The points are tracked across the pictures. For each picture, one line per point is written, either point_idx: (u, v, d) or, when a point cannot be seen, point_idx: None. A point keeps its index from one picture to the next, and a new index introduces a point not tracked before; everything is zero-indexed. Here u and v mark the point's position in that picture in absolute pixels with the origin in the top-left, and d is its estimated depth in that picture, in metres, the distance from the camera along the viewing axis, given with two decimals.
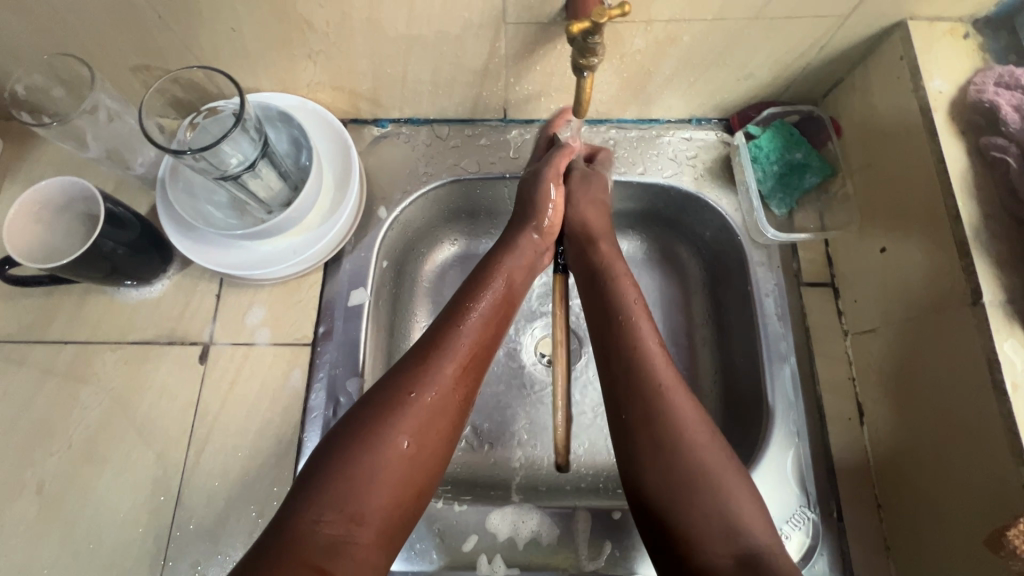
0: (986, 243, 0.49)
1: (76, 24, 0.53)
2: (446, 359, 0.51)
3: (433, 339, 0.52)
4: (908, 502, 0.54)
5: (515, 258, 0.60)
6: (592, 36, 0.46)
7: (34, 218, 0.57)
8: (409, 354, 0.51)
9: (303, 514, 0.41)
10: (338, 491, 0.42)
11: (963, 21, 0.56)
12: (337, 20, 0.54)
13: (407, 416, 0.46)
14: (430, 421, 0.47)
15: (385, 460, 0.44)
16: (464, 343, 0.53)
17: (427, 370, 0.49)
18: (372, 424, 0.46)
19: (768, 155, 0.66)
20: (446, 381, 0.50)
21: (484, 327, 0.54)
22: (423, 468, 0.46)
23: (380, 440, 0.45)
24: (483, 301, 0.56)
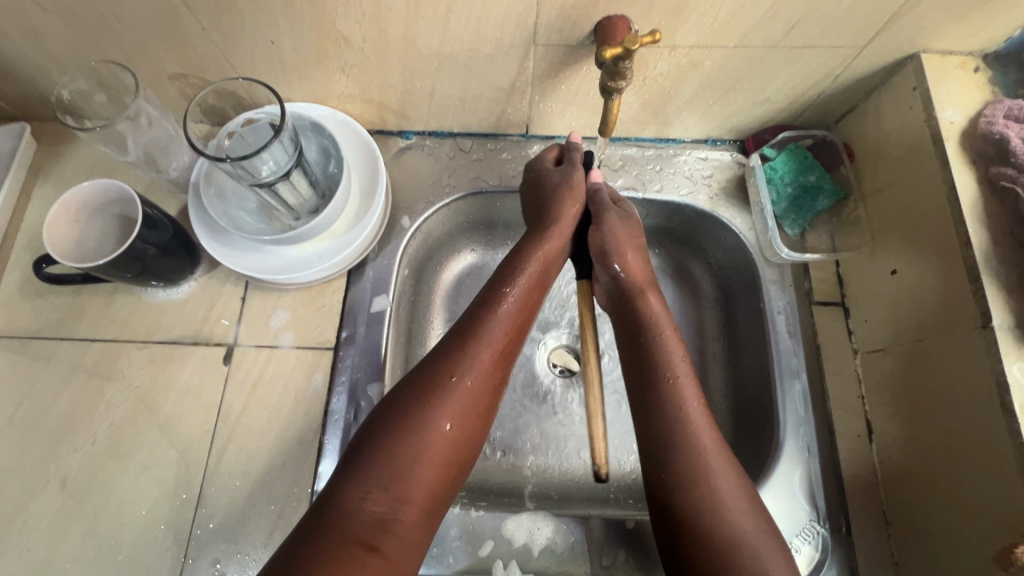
0: (996, 269, 0.50)
1: (123, 34, 0.55)
2: (484, 345, 0.52)
3: (471, 325, 0.54)
4: (917, 520, 0.55)
5: (546, 250, 0.60)
6: (622, 61, 0.49)
7: (74, 217, 0.59)
8: (445, 339, 0.53)
9: (351, 493, 0.43)
10: (387, 470, 0.44)
11: (974, 55, 0.58)
12: (373, 36, 0.56)
13: (448, 400, 0.48)
14: (469, 406, 0.49)
15: (429, 442, 0.46)
16: (499, 330, 0.54)
17: (466, 356, 0.51)
18: (415, 408, 0.47)
19: (783, 177, 0.69)
20: (484, 367, 0.51)
21: (519, 315, 0.56)
22: (461, 450, 0.48)
23: (426, 423, 0.47)
24: (518, 286, 0.57)
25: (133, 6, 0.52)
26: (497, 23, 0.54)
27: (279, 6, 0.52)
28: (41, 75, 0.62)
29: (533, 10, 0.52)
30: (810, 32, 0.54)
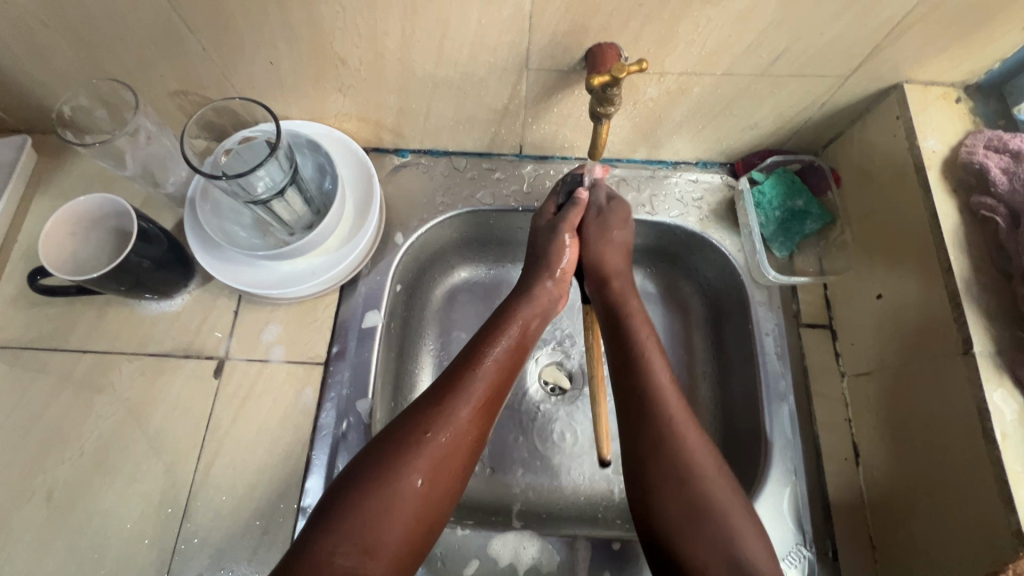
0: (977, 296, 0.51)
1: (124, 52, 0.56)
2: (462, 400, 0.52)
3: (451, 379, 0.54)
4: (902, 546, 0.55)
5: (532, 305, 0.62)
6: (611, 88, 0.50)
7: (70, 232, 0.59)
8: (427, 392, 0.53)
9: (322, 544, 0.44)
10: (356, 525, 0.45)
11: (955, 86, 0.59)
12: (370, 59, 0.57)
13: (422, 456, 0.48)
14: (443, 462, 0.49)
15: (399, 499, 0.46)
16: (480, 385, 0.54)
17: (442, 412, 0.51)
18: (386, 460, 0.48)
19: (771, 201, 0.69)
20: (460, 424, 0.51)
21: (501, 371, 0.56)
22: (433, 507, 0.48)
23: (394, 479, 0.47)
24: (499, 345, 0.57)
25: (135, 25, 0.53)
26: (490, 48, 0.55)
27: (278, 28, 0.53)
28: (45, 91, 0.63)
29: (526, 36, 0.54)
30: (795, 62, 0.56)
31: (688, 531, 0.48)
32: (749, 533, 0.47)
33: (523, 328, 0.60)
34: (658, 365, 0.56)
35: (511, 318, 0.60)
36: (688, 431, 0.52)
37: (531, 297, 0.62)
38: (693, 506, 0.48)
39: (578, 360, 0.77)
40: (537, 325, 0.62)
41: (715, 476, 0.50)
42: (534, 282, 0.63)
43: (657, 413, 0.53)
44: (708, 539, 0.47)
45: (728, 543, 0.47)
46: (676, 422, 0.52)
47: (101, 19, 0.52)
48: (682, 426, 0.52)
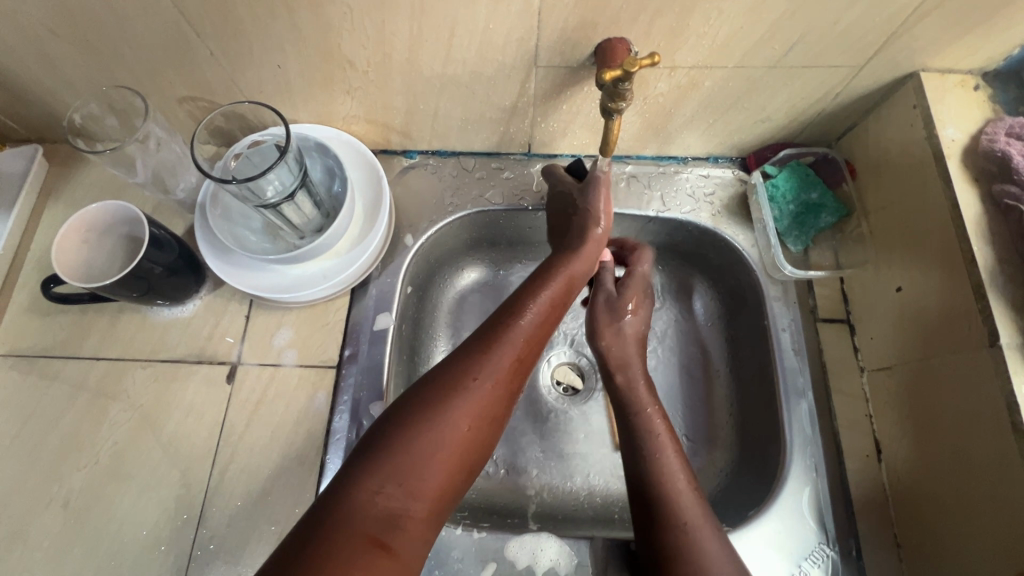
0: (1002, 286, 0.50)
1: (133, 59, 0.56)
2: (507, 346, 0.51)
3: (493, 328, 0.53)
4: (928, 544, 0.54)
5: (578, 254, 0.60)
6: (622, 83, 0.49)
7: (82, 239, 0.60)
8: (471, 339, 0.52)
9: (365, 486, 0.42)
10: (401, 465, 0.43)
11: (973, 73, 0.58)
12: (377, 60, 0.57)
13: (468, 400, 0.47)
14: (488, 408, 0.48)
15: (444, 441, 0.45)
16: (523, 332, 0.53)
17: (487, 357, 0.50)
18: (432, 402, 0.47)
19: (785, 195, 0.69)
20: (503, 370, 0.50)
21: (543, 320, 0.55)
22: (475, 452, 0.47)
23: (441, 418, 0.46)
24: (544, 294, 0.56)
25: (145, 32, 0.53)
26: (499, 46, 0.55)
27: (286, 31, 0.53)
28: (56, 100, 0.63)
29: (535, 33, 0.53)
30: (809, 52, 0.55)
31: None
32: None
33: (567, 277, 0.59)
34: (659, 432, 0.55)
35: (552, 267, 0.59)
36: (685, 495, 0.50)
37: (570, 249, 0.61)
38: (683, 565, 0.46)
39: (590, 359, 0.76)
40: (585, 272, 0.60)
41: (702, 525, 0.48)
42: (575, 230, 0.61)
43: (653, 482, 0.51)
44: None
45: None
46: (670, 483, 0.51)
47: (110, 26, 0.52)
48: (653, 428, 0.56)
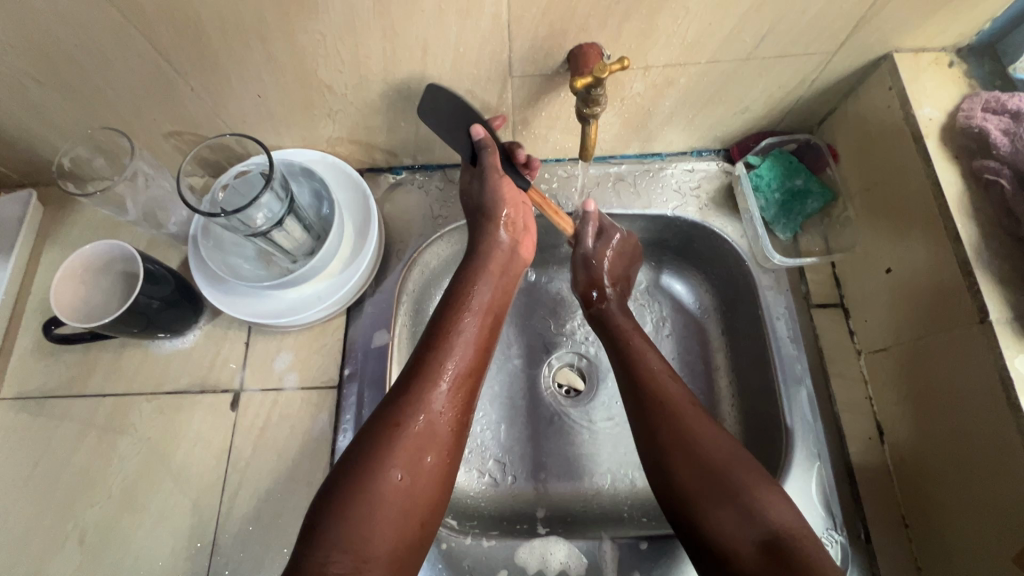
0: (988, 262, 0.50)
1: (117, 99, 0.58)
2: (430, 386, 0.53)
3: (418, 364, 0.54)
4: (935, 523, 0.54)
5: (487, 273, 0.61)
6: (595, 90, 0.50)
7: (80, 280, 0.61)
8: (397, 383, 0.54)
9: (313, 556, 0.44)
10: (343, 532, 0.45)
11: (947, 50, 0.58)
12: (355, 82, 0.58)
13: (400, 450, 0.49)
14: (422, 452, 0.50)
15: (384, 498, 0.47)
16: (447, 370, 0.54)
17: (411, 401, 0.51)
18: (363, 459, 0.48)
19: (769, 183, 0.69)
20: (432, 407, 0.52)
21: (466, 348, 0.56)
22: (420, 497, 0.49)
23: (374, 477, 0.47)
24: (461, 325, 0.57)
25: (126, 73, 0.54)
26: (472, 61, 0.56)
27: (262, 62, 0.54)
28: (45, 145, 0.64)
29: (506, 45, 0.54)
30: (780, 43, 0.55)
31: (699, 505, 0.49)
32: (763, 493, 0.48)
33: (485, 299, 0.60)
34: (655, 365, 0.59)
35: (466, 292, 0.59)
36: (696, 419, 0.53)
37: (482, 261, 0.61)
38: (703, 475, 0.50)
39: (591, 360, 0.77)
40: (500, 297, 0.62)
41: (715, 441, 0.52)
42: (483, 249, 0.62)
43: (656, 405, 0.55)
44: (724, 505, 0.48)
45: (743, 505, 0.48)
46: (673, 404, 0.55)
47: (91, 70, 0.53)
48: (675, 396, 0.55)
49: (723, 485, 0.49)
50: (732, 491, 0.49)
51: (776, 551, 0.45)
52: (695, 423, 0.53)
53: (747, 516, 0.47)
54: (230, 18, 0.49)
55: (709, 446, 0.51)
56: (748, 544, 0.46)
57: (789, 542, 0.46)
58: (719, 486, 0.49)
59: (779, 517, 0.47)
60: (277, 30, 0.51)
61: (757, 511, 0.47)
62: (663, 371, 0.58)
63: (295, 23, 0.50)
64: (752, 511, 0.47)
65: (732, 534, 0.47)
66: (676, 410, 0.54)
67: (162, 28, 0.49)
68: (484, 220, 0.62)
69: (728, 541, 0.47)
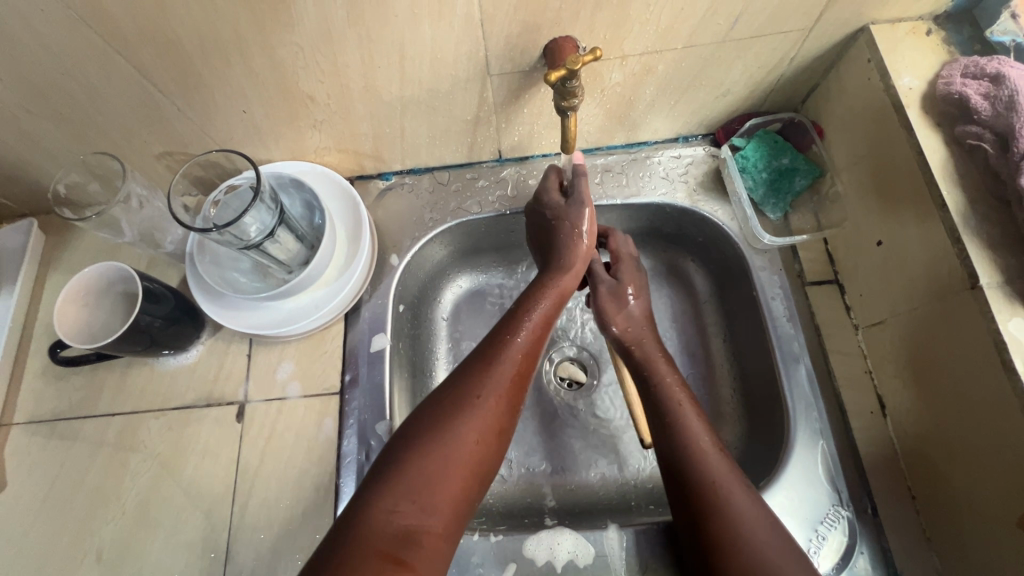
0: (976, 228, 0.50)
1: (108, 123, 0.59)
2: (506, 363, 0.55)
3: (494, 344, 0.56)
4: (940, 493, 0.54)
5: (562, 275, 0.63)
6: (570, 82, 0.51)
7: (82, 302, 0.62)
8: (471, 358, 0.56)
9: (380, 505, 0.45)
10: (412, 483, 0.46)
11: (924, 19, 0.58)
12: (336, 91, 0.59)
13: (472, 417, 0.50)
14: (494, 421, 0.51)
15: (456, 454, 0.48)
16: (519, 351, 0.56)
17: (489, 376, 0.53)
18: (439, 420, 0.50)
19: (756, 164, 0.69)
20: (505, 386, 0.53)
21: (539, 332, 0.59)
22: (487, 458, 0.50)
23: (449, 436, 0.49)
24: (535, 312, 0.59)
25: (113, 97, 0.55)
26: (450, 62, 0.56)
27: (244, 77, 0.55)
28: (42, 173, 0.66)
29: (481, 44, 0.54)
30: (753, 23, 0.55)
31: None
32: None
33: (556, 295, 0.62)
34: (705, 445, 0.53)
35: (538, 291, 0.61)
36: (739, 497, 0.48)
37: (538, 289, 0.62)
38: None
39: (591, 352, 0.77)
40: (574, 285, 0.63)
41: (764, 528, 0.46)
42: (555, 279, 0.62)
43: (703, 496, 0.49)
44: None
45: None
46: (722, 492, 0.49)
47: (81, 96, 0.55)
48: (723, 480, 0.49)
49: None
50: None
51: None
52: (752, 531, 0.46)
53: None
54: (209, 37, 0.50)
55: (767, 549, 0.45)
56: None
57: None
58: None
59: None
60: (255, 45, 0.51)
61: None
62: (714, 456, 0.52)
63: (271, 36, 0.51)
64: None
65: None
66: (729, 502, 0.48)
67: (143, 50, 0.50)
68: (566, 233, 0.64)
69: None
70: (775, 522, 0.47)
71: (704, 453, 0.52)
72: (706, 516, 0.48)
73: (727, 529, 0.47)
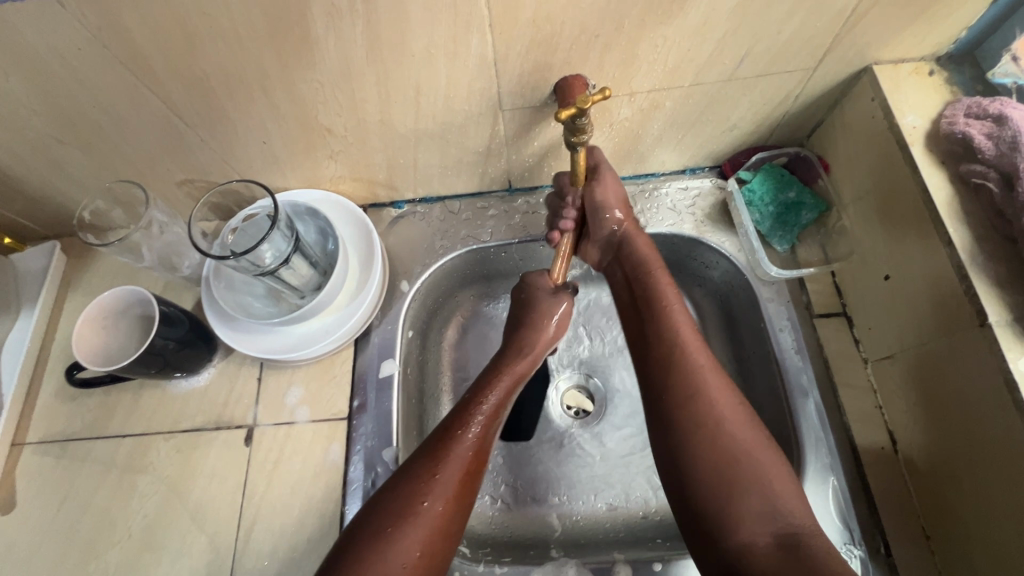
0: (984, 265, 0.50)
1: (133, 152, 0.61)
2: (454, 464, 0.53)
3: (442, 440, 0.55)
4: (957, 535, 0.53)
5: (519, 354, 0.62)
6: (580, 119, 0.52)
7: (102, 325, 0.63)
8: (417, 459, 0.54)
9: None
10: None
11: (926, 60, 0.59)
12: (354, 124, 0.61)
13: (416, 528, 0.49)
14: (439, 531, 0.50)
15: (394, 572, 0.47)
16: (469, 447, 0.55)
17: (434, 479, 0.52)
18: (383, 526, 0.49)
19: (762, 197, 0.70)
20: (453, 488, 0.52)
21: (493, 419, 0.58)
22: (431, 571, 0.49)
23: (392, 547, 0.48)
24: (489, 400, 0.58)
25: (139, 127, 0.58)
26: (463, 97, 0.58)
27: (266, 111, 0.57)
28: (68, 200, 0.68)
29: (494, 81, 0.56)
30: (759, 63, 0.57)
31: (721, 494, 0.48)
32: (789, 494, 0.47)
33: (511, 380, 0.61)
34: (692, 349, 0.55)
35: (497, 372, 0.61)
36: (727, 405, 0.51)
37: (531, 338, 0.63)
38: (722, 471, 0.48)
39: (597, 380, 0.77)
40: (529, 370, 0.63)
41: (748, 431, 0.50)
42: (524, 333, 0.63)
43: (701, 416, 0.51)
44: (744, 494, 0.47)
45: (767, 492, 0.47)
46: (711, 401, 0.52)
47: (109, 127, 0.57)
48: (718, 396, 0.52)
49: (742, 482, 0.48)
50: (752, 484, 0.47)
51: (793, 549, 0.44)
52: (736, 427, 0.50)
53: (768, 509, 0.46)
54: (235, 74, 0.52)
55: (746, 441, 0.50)
56: (765, 539, 0.45)
57: (806, 540, 0.45)
58: (743, 481, 0.48)
59: (796, 516, 0.46)
60: (279, 81, 0.54)
61: (778, 506, 0.46)
62: (710, 368, 0.54)
63: (293, 73, 0.53)
64: (772, 504, 0.47)
65: (748, 527, 0.46)
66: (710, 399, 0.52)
67: (171, 85, 0.53)
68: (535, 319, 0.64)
69: (743, 532, 0.46)
70: (749, 417, 0.51)
71: (699, 367, 0.54)
72: (686, 411, 0.52)
73: (718, 430, 0.50)
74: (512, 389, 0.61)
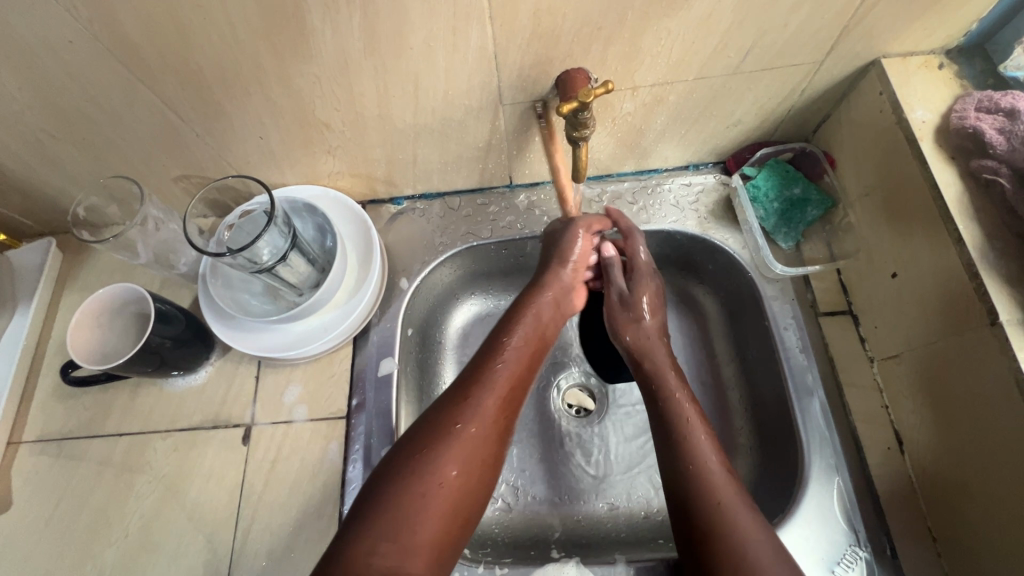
0: (994, 262, 0.49)
1: (127, 148, 0.60)
2: (488, 390, 0.54)
3: (474, 373, 0.56)
4: (965, 538, 0.52)
5: (547, 292, 0.64)
6: (581, 113, 0.51)
7: (97, 323, 0.63)
8: (448, 391, 0.55)
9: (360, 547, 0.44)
10: (394, 518, 0.45)
11: (936, 53, 0.58)
12: (352, 119, 0.60)
13: (453, 447, 0.50)
14: (475, 452, 0.51)
15: (435, 488, 0.48)
16: (501, 374, 0.56)
17: (468, 404, 0.53)
18: (422, 442, 0.50)
19: (767, 194, 0.69)
20: (488, 413, 0.53)
21: (524, 350, 0.59)
22: (468, 494, 0.49)
23: (431, 466, 0.48)
24: (517, 335, 0.60)
25: (133, 122, 0.57)
26: (463, 92, 0.57)
27: (262, 105, 0.56)
28: (63, 195, 0.68)
29: (495, 75, 0.55)
30: (764, 56, 0.56)
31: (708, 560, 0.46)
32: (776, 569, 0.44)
33: (540, 318, 0.62)
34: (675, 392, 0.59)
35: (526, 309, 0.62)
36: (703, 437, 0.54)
37: (547, 283, 0.64)
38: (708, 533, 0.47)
39: (599, 379, 0.76)
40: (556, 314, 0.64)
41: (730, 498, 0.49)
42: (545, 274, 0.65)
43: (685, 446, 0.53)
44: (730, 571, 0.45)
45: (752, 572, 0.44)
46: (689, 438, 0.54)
47: (103, 122, 0.56)
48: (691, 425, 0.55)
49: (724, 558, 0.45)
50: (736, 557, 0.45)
51: None
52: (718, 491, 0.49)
53: None
54: (230, 68, 0.51)
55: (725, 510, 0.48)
56: None
57: None
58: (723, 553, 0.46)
59: None
60: (275, 75, 0.53)
61: None
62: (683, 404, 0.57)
63: (290, 66, 0.52)
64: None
65: None
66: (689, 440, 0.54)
67: (165, 79, 0.52)
68: (554, 262, 0.65)
69: None
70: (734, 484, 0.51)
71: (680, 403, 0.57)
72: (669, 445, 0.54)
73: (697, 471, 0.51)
74: (541, 327, 0.62)
